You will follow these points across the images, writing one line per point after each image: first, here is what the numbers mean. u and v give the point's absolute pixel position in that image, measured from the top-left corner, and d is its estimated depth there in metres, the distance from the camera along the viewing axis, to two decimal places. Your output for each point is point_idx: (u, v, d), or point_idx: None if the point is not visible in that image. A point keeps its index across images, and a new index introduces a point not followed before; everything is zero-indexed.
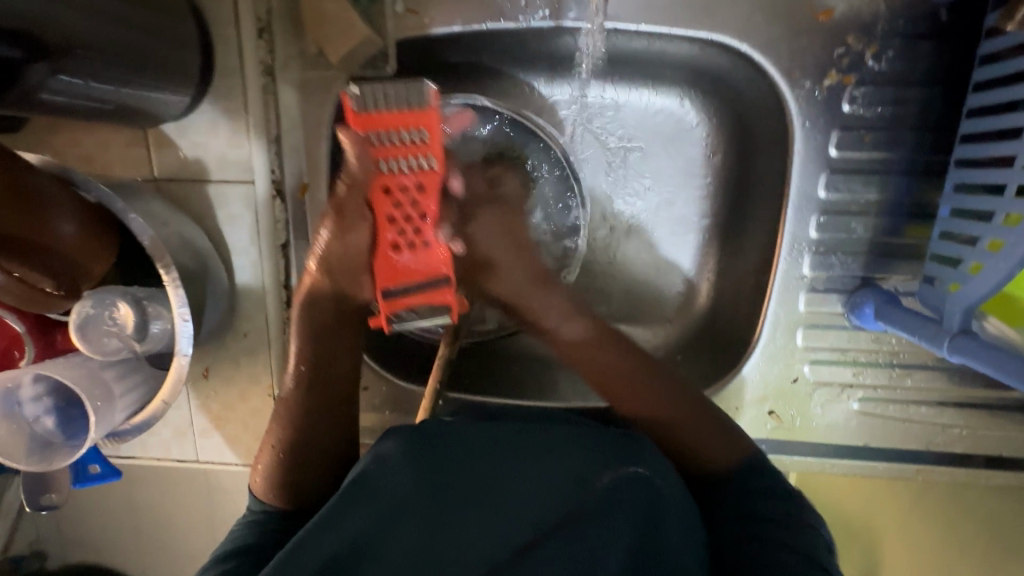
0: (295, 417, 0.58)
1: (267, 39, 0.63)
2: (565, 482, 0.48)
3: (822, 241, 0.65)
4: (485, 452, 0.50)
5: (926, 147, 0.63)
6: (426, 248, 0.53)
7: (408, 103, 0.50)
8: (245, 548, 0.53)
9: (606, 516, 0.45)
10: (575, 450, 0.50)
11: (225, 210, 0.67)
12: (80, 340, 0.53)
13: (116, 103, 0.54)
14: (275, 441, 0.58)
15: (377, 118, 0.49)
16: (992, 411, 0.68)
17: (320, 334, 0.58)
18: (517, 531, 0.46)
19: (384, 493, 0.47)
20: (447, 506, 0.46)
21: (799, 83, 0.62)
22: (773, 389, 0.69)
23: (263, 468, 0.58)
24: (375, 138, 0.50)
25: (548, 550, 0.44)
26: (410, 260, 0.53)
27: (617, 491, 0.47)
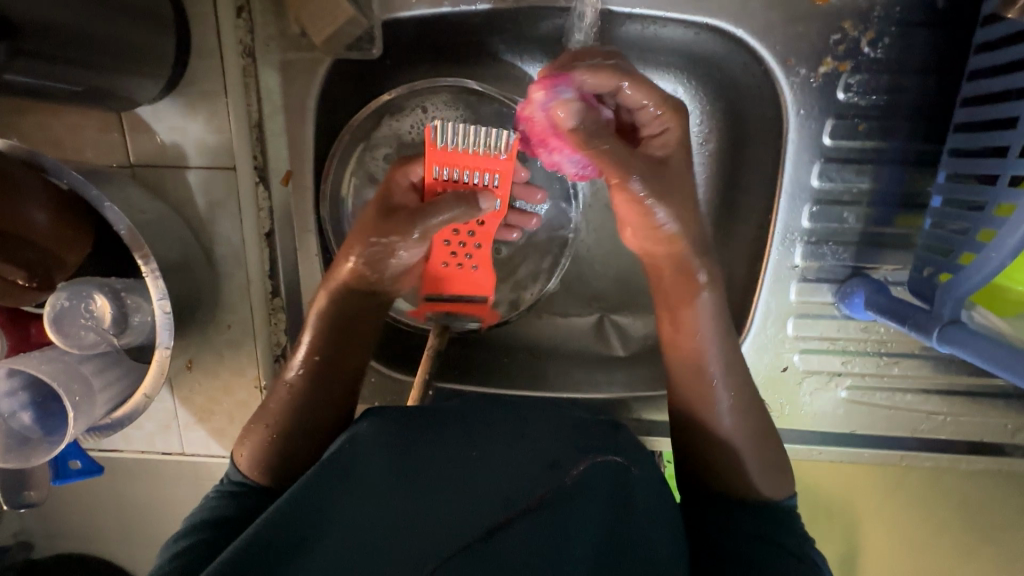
0: (297, 400, 0.58)
1: (246, 19, 0.61)
2: (535, 466, 0.49)
3: (814, 231, 0.65)
4: (458, 434, 0.51)
5: (919, 137, 0.63)
6: (470, 271, 0.68)
7: (488, 148, 0.60)
8: (225, 519, 0.51)
9: (578, 497, 0.47)
10: (550, 438, 0.52)
11: (207, 198, 0.64)
12: (55, 333, 0.51)
13: (86, 85, 0.51)
14: (270, 421, 0.57)
15: (456, 157, 0.60)
16: (976, 398, 0.69)
17: (343, 318, 0.60)
18: (486, 512, 0.46)
19: (354, 473, 0.48)
20: (415, 485, 0.47)
21: (794, 70, 0.61)
22: (763, 378, 0.70)
23: (250, 448, 0.57)
24: (449, 173, 0.61)
25: (515, 532, 0.44)
26: (458, 275, 0.69)
27: (587, 477, 0.49)
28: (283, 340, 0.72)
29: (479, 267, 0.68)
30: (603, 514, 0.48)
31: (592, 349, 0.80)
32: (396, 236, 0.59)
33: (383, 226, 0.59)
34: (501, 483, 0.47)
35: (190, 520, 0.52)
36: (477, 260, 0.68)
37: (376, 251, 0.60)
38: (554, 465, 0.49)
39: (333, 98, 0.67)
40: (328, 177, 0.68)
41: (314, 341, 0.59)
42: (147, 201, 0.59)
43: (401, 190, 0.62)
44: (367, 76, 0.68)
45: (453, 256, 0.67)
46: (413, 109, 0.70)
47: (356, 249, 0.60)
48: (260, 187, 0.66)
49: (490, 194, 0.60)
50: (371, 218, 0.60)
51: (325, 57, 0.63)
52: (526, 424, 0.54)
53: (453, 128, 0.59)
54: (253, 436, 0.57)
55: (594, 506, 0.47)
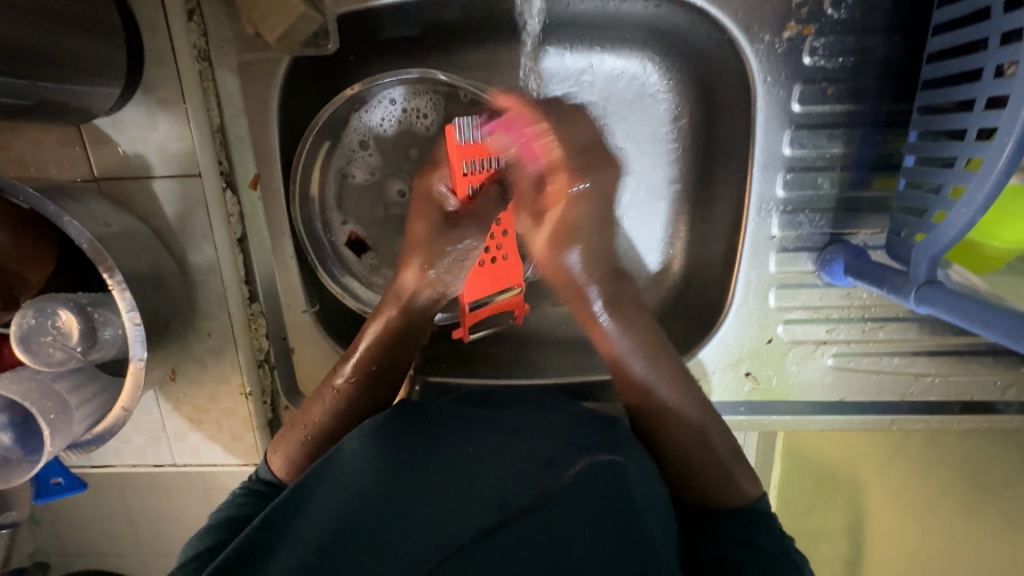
0: (341, 406, 0.59)
1: (198, 21, 0.60)
2: (532, 464, 0.48)
3: (790, 200, 0.64)
4: (454, 432, 0.52)
5: (890, 97, 0.62)
6: (504, 261, 0.67)
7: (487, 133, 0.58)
8: (237, 520, 0.51)
9: (573, 497, 0.45)
10: (546, 436, 0.52)
11: (174, 206, 0.64)
12: (23, 353, 0.51)
13: (38, 99, 0.50)
14: (308, 422, 0.58)
15: (474, 147, 0.58)
16: (962, 356, 0.68)
17: (393, 335, 0.60)
18: (484, 515, 0.45)
19: (349, 467, 0.49)
20: (407, 479, 0.47)
21: (758, 37, 0.60)
22: (748, 351, 0.69)
23: (285, 454, 0.58)
24: (471, 164, 0.59)
25: (513, 532, 0.43)
26: (495, 268, 0.67)
27: (586, 475, 0.47)
28: (265, 345, 0.71)
29: (510, 254, 0.67)
30: (606, 511, 0.45)
31: (580, 334, 0.80)
32: (469, 235, 0.59)
33: (451, 234, 0.58)
34: (495, 483, 0.47)
35: (214, 517, 0.53)
36: (508, 249, 0.66)
37: (448, 257, 0.59)
38: (548, 464, 0.48)
39: (294, 97, 0.66)
40: (295, 177, 0.68)
41: (367, 350, 0.59)
42: (110, 213, 0.59)
43: (439, 198, 0.59)
44: (329, 73, 0.67)
45: (488, 253, 0.65)
46: (381, 101, 0.69)
47: (416, 263, 0.59)
48: (228, 192, 0.65)
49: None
50: (429, 231, 0.59)
51: (282, 55, 0.62)
52: (525, 423, 0.54)
53: (468, 119, 0.57)
54: (290, 436, 0.58)
55: (594, 504, 0.45)
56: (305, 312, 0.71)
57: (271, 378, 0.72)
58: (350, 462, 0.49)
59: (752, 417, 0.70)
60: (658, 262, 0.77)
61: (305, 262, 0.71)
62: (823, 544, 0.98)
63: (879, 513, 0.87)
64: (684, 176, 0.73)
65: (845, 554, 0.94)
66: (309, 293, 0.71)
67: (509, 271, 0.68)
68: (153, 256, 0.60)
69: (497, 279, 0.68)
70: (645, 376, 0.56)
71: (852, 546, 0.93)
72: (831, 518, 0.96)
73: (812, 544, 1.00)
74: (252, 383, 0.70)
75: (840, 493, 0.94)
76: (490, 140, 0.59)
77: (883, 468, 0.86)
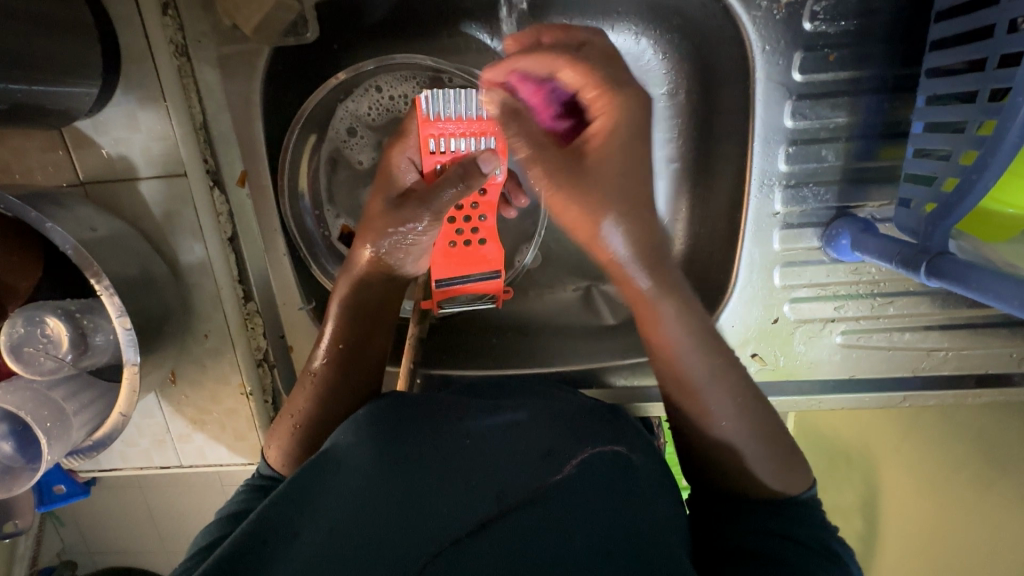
0: (322, 391, 0.57)
1: (173, 16, 0.58)
2: (533, 455, 0.47)
3: (793, 173, 0.62)
4: (455, 427, 0.50)
5: (896, 61, 0.59)
6: (479, 246, 0.67)
7: (471, 112, 0.59)
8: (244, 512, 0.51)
9: (574, 493, 0.44)
10: (542, 428, 0.50)
11: (163, 208, 0.63)
12: (16, 362, 0.51)
13: (13, 104, 0.49)
14: (294, 410, 0.58)
15: (445, 124, 0.59)
16: (976, 328, 0.66)
17: (357, 311, 0.59)
18: (484, 504, 0.43)
19: (347, 462, 0.47)
20: (408, 472, 0.45)
21: (755, 3, 0.57)
22: (754, 332, 0.67)
23: (279, 445, 0.57)
24: (439, 142, 0.60)
25: (518, 519, 0.42)
26: (472, 250, 0.67)
27: (585, 469, 0.46)
28: (263, 344, 0.70)
29: (488, 240, 0.67)
30: (608, 503, 0.44)
31: (581, 320, 0.78)
32: (413, 217, 0.57)
33: (396, 214, 0.57)
34: (495, 475, 0.45)
35: (222, 513, 0.52)
36: (483, 232, 0.66)
37: (391, 238, 0.57)
38: (547, 457, 0.47)
39: (278, 89, 0.64)
40: (284, 172, 0.67)
41: (336, 330, 0.58)
42: (96, 217, 0.57)
43: (404, 172, 0.60)
44: (312, 64, 0.65)
45: (462, 231, 0.66)
46: (367, 90, 0.68)
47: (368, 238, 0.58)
48: (216, 191, 0.64)
49: (488, 155, 0.57)
50: (382, 207, 0.59)
51: (262, 47, 0.60)
52: (526, 415, 0.52)
53: (441, 94, 0.58)
54: (281, 427, 0.58)
55: (603, 498, 0.44)
56: (302, 309, 0.70)
57: (271, 377, 0.72)
58: (348, 457, 0.47)
59: None
60: None
61: (298, 258, 0.70)
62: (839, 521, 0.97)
63: (894, 488, 0.86)
64: (683, 154, 0.71)
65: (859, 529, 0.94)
66: (304, 290, 0.71)
67: (484, 255, 0.67)
68: (143, 260, 0.59)
69: (470, 262, 0.67)
70: (696, 374, 0.50)
71: (866, 521, 0.92)
72: (844, 494, 0.95)
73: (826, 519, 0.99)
74: (252, 383, 0.70)
75: (853, 471, 0.93)
76: (464, 118, 0.59)
77: (896, 443, 0.85)
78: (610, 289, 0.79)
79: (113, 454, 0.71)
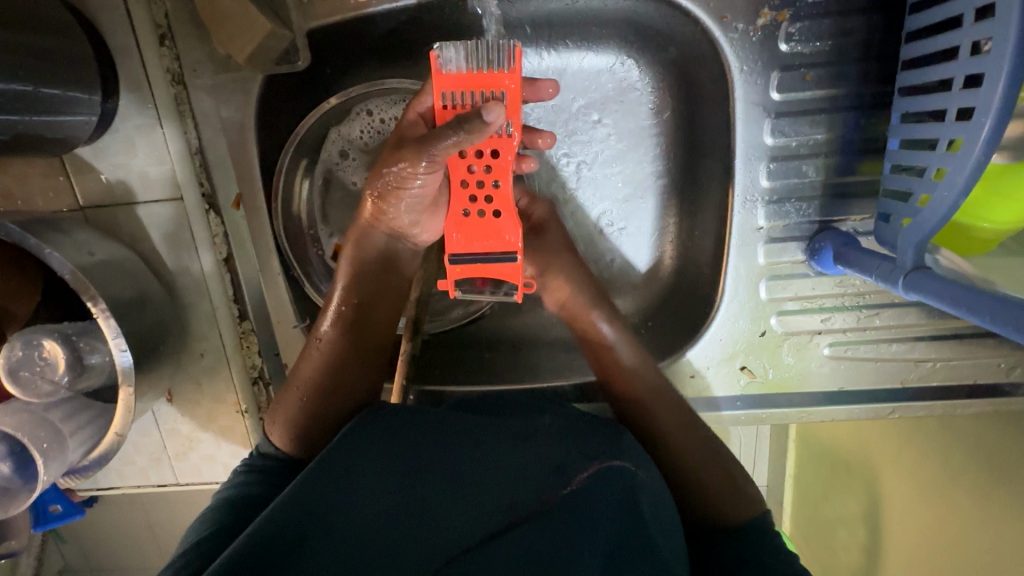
0: (327, 357, 0.60)
1: (170, 46, 0.60)
2: (538, 470, 0.46)
3: (775, 190, 0.63)
4: (464, 440, 0.49)
5: (873, 80, 0.60)
6: (494, 218, 0.55)
7: (490, 62, 0.50)
8: (245, 502, 0.52)
9: (580, 502, 0.44)
10: (546, 441, 0.49)
11: (160, 231, 0.64)
12: (14, 386, 0.52)
13: (13, 134, 0.51)
14: (301, 383, 0.59)
15: (458, 77, 0.50)
16: (962, 339, 0.66)
17: (363, 277, 0.62)
18: (487, 520, 0.44)
19: (355, 472, 0.46)
20: (414, 488, 0.45)
21: (731, 26, 0.59)
22: (743, 344, 0.68)
23: (282, 424, 0.58)
24: (447, 97, 0.51)
25: (520, 535, 0.42)
26: (494, 221, 0.55)
27: (593, 483, 0.45)
28: (258, 362, 0.70)
29: (503, 211, 0.55)
30: (611, 514, 0.44)
31: (573, 334, 0.79)
32: (405, 162, 0.53)
33: (395, 157, 0.55)
34: (501, 484, 0.46)
35: (218, 498, 0.53)
36: (500, 202, 0.55)
37: (386, 183, 0.57)
38: (555, 469, 0.46)
39: (273, 114, 0.66)
40: (278, 195, 0.68)
41: (343, 293, 0.62)
42: (94, 241, 0.59)
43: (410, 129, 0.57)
44: (307, 88, 0.67)
45: (477, 197, 0.55)
46: (359, 114, 0.70)
47: (383, 230, 0.61)
48: (211, 214, 0.65)
49: (495, 105, 0.48)
50: (386, 154, 0.57)
51: (255, 75, 0.62)
52: (535, 429, 0.51)
53: (457, 45, 0.50)
54: (284, 406, 0.59)
55: (603, 507, 0.44)
56: (297, 327, 0.70)
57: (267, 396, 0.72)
58: (353, 460, 0.47)
59: (750, 411, 0.69)
60: (650, 259, 0.76)
61: (292, 278, 0.70)
62: (840, 532, 0.96)
63: (896, 498, 0.85)
64: (669, 170, 0.73)
65: (864, 541, 0.92)
66: (298, 309, 0.71)
67: (500, 231, 0.55)
68: (140, 282, 0.60)
69: (484, 236, 0.55)
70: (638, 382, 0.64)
71: (870, 532, 0.90)
72: (847, 505, 0.94)
73: (828, 534, 0.98)
74: (247, 401, 0.71)
75: (856, 480, 0.92)
76: (474, 70, 0.50)
77: (898, 454, 0.85)
78: None
79: (111, 472, 0.72)
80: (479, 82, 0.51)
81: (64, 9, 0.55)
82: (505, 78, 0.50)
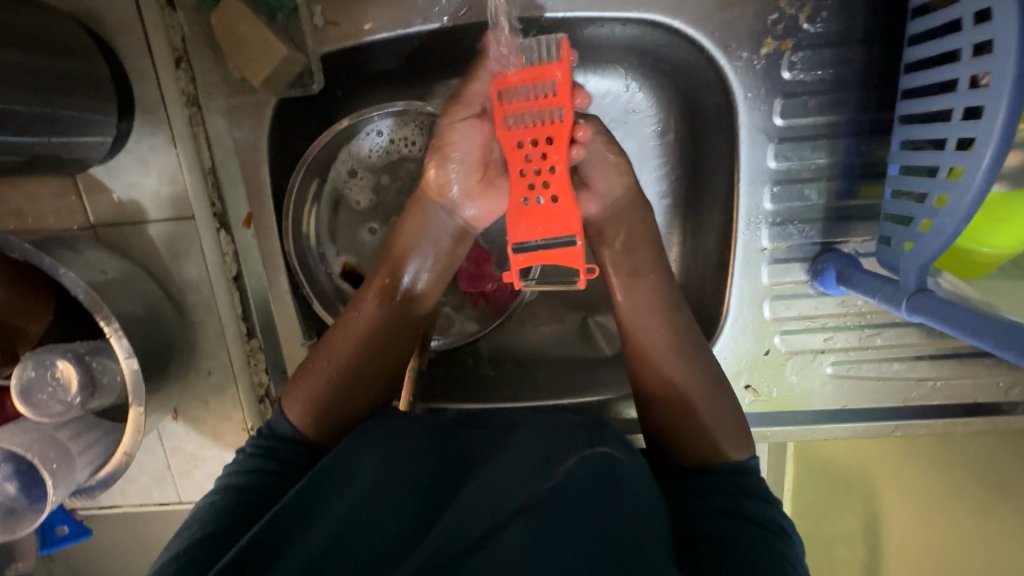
0: (363, 342, 0.61)
1: (186, 69, 0.61)
2: (530, 465, 0.47)
3: (778, 212, 0.65)
4: (460, 447, 0.51)
5: (873, 107, 0.62)
6: (553, 204, 0.51)
7: (543, 59, 0.50)
8: (241, 494, 0.51)
9: (571, 495, 0.45)
10: (539, 439, 0.50)
11: (171, 249, 0.65)
12: (25, 406, 0.52)
13: (31, 155, 0.51)
14: (332, 363, 0.60)
15: (517, 72, 0.50)
16: (962, 358, 0.68)
17: (403, 261, 0.63)
18: (482, 514, 0.44)
19: (354, 475, 0.48)
20: (411, 492, 0.47)
21: (736, 54, 0.60)
22: (747, 363, 0.69)
23: (308, 400, 0.59)
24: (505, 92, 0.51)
25: (514, 531, 0.43)
26: (554, 206, 0.51)
27: (581, 474, 0.46)
28: (265, 379, 0.71)
29: (562, 195, 0.51)
30: (603, 513, 0.44)
31: (577, 351, 0.79)
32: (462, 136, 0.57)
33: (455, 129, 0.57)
34: (495, 480, 0.46)
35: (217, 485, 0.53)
36: (558, 186, 0.51)
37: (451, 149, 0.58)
38: (548, 465, 0.47)
39: (285, 135, 0.67)
40: (287, 216, 0.68)
41: (381, 278, 0.63)
42: (107, 260, 0.59)
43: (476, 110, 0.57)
44: (319, 110, 0.68)
45: (535, 181, 0.51)
46: (369, 134, 0.71)
47: (437, 210, 0.62)
48: (222, 232, 0.66)
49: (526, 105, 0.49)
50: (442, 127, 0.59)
51: (269, 97, 0.63)
52: (527, 430, 0.52)
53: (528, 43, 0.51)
54: (303, 390, 0.59)
55: (593, 507, 0.44)
56: (304, 344, 0.71)
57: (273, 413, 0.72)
58: (355, 464, 0.49)
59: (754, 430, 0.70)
60: None
61: (301, 297, 0.70)
62: (839, 548, 0.96)
63: (896, 515, 0.85)
64: (673, 191, 0.74)
65: (863, 557, 0.92)
66: (307, 326, 0.71)
67: (561, 217, 0.51)
68: (150, 301, 0.61)
69: (545, 223, 0.52)
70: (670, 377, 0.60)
71: (871, 549, 0.91)
72: (845, 522, 0.94)
73: (828, 550, 0.98)
74: (253, 418, 0.71)
75: (854, 497, 0.92)
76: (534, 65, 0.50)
77: (896, 471, 0.86)
78: (606, 321, 0.79)
79: (113, 491, 0.72)
80: (534, 75, 0.49)
81: (83, 32, 0.56)
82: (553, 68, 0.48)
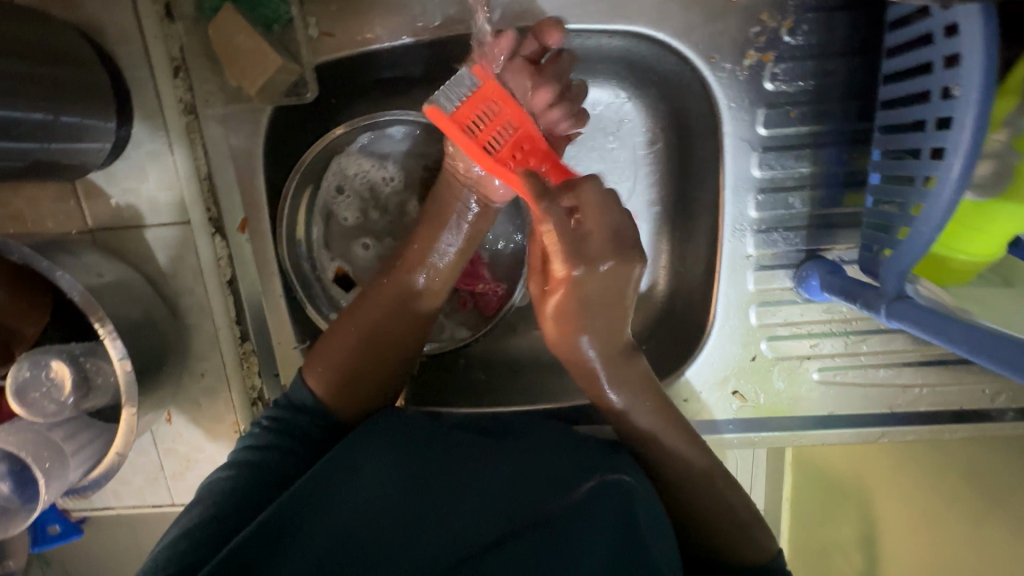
0: (391, 312, 0.62)
1: (184, 78, 0.63)
2: (542, 482, 0.50)
3: (763, 220, 0.66)
4: (475, 455, 0.53)
5: (854, 117, 0.63)
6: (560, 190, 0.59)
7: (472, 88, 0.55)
8: (258, 470, 0.55)
9: (582, 514, 0.47)
10: (552, 457, 0.53)
11: (167, 253, 0.66)
12: (19, 405, 0.53)
13: (32, 160, 0.53)
14: (360, 327, 0.61)
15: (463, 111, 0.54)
16: (946, 364, 0.68)
17: (435, 233, 0.65)
18: (494, 524, 0.48)
19: (369, 472, 0.51)
20: (425, 491, 0.49)
21: (720, 66, 0.62)
22: (734, 368, 0.70)
23: (331, 360, 0.60)
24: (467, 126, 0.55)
25: (521, 541, 0.46)
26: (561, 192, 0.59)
27: (595, 494, 0.48)
28: (258, 383, 0.71)
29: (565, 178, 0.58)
30: (610, 528, 0.47)
31: None
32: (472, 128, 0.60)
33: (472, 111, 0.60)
34: (508, 492, 0.50)
35: (237, 457, 0.56)
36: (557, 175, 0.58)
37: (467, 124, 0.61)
38: (558, 482, 0.50)
39: (280, 142, 0.69)
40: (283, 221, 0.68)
41: (417, 252, 0.64)
42: (103, 264, 0.61)
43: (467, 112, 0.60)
44: (313, 118, 0.70)
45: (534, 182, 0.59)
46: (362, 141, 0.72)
47: (459, 185, 0.63)
48: (217, 237, 0.67)
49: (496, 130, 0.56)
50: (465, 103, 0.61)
51: (265, 106, 0.64)
52: (539, 444, 0.55)
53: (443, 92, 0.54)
54: (329, 353, 0.61)
55: (602, 520, 0.47)
56: (297, 348, 0.71)
57: None
58: (370, 464, 0.51)
59: (741, 434, 0.71)
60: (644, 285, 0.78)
61: (294, 300, 0.71)
62: (836, 557, 0.95)
63: (891, 521, 0.85)
64: (662, 199, 0.75)
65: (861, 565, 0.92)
66: (300, 330, 0.72)
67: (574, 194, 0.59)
68: (146, 304, 0.62)
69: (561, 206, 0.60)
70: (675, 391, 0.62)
71: (866, 558, 0.90)
72: (842, 529, 0.94)
73: (825, 560, 0.97)
74: (246, 421, 0.71)
75: (850, 504, 0.92)
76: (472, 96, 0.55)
77: (889, 476, 0.86)
78: None
79: (106, 492, 0.73)
80: (483, 106, 0.55)
81: (84, 43, 0.57)
82: (487, 91, 0.55)
